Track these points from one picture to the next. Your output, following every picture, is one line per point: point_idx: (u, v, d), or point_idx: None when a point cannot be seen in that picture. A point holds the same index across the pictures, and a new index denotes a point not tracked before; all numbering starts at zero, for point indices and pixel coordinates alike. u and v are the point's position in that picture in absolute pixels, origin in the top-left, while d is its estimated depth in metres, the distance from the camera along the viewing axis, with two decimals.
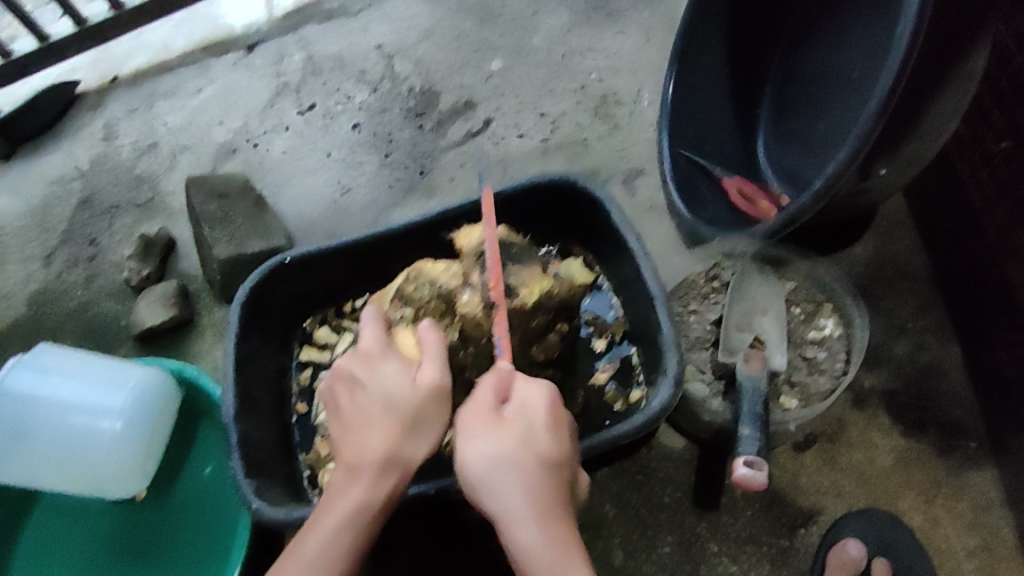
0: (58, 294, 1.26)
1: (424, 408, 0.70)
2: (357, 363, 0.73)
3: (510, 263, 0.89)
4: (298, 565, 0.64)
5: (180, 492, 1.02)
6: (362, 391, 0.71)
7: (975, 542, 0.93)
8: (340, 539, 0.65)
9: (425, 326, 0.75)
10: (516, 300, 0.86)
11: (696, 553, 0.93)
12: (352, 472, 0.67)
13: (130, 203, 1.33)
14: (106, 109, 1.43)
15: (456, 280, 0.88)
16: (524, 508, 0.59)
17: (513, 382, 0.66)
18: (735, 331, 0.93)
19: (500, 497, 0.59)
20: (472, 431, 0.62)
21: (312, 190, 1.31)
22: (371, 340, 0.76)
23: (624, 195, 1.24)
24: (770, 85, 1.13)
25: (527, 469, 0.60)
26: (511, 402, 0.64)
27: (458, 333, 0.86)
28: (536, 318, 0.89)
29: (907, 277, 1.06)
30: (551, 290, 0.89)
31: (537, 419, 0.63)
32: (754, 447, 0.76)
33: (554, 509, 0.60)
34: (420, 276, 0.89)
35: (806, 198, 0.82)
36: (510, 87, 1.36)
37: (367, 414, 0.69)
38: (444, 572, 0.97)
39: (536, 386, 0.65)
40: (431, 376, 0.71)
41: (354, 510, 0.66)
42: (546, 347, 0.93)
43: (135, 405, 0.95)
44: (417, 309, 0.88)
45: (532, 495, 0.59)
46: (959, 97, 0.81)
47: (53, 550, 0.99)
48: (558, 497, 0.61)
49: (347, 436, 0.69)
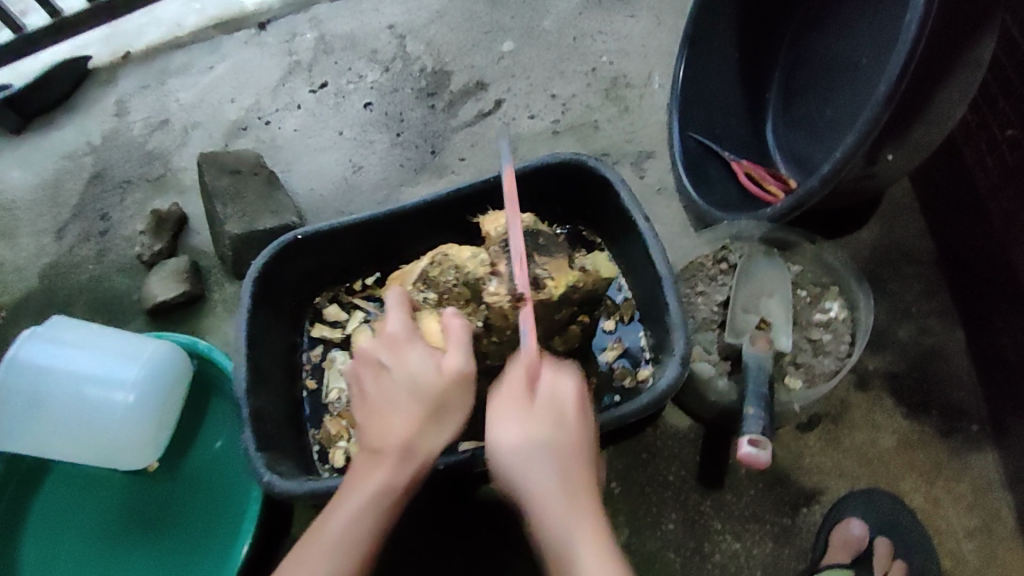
0: (71, 267, 1.28)
1: (450, 395, 0.70)
2: (383, 349, 0.74)
3: (537, 254, 0.89)
4: (322, 545, 0.65)
5: (191, 465, 1.03)
6: (389, 377, 0.71)
7: (974, 523, 0.94)
8: (364, 519, 0.66)
9: (451, 314, 0.74)
10: (543, 293, 0.86)
11: (699, 530, 0.95)
12: (374, 457, 0.69)
13: (142, 178, 1.34)
14: (118, 85, 1.43)
15: (482, 269, 0.89)
16: (558, 497, 0.58)
17: (543, 373, 0.64)
18: (741, 313, 0.94)
19: (534, 487, 0.59)
20: (505, 415, 0.61)
21: (323, 168, 1.32)
22: (396, 324, 0.76)
23: (633, 177, 1.24)
24: (780, 69, 1.14)
25: (559, 460, 0.60)
26: (542, 392, 0.63)
27: (483, 321, 0.87)
28: (562, 310, 0.89)
29: (913, 262, 1.07)
30: (578, 283, 0.88)
31: (569, 409, 0.62)
32: (758, 427, 0.78)
33: (585, 499, 0.60)
34: (446, 261, 0.91)
35: (815, 181, 0.83)
36: (520, 68, 1.36)
37: (391, 400, 0.70)
38: (452, 543, 0.99)
39: (567, 379, 0.64)
40: (455, 362, 0.70)
41: (376, 492, 0.67)
42: (568, 338, 0.94)
43: (148, 377, 0.96)
44: (441, 294, 0.90)
45: (565, 489, 0.59)
46: (968, 83, 0.82)
47: (68, 518, 1.01)
48: (588, 488, 0.60)
49: (371, 424, 0.70)
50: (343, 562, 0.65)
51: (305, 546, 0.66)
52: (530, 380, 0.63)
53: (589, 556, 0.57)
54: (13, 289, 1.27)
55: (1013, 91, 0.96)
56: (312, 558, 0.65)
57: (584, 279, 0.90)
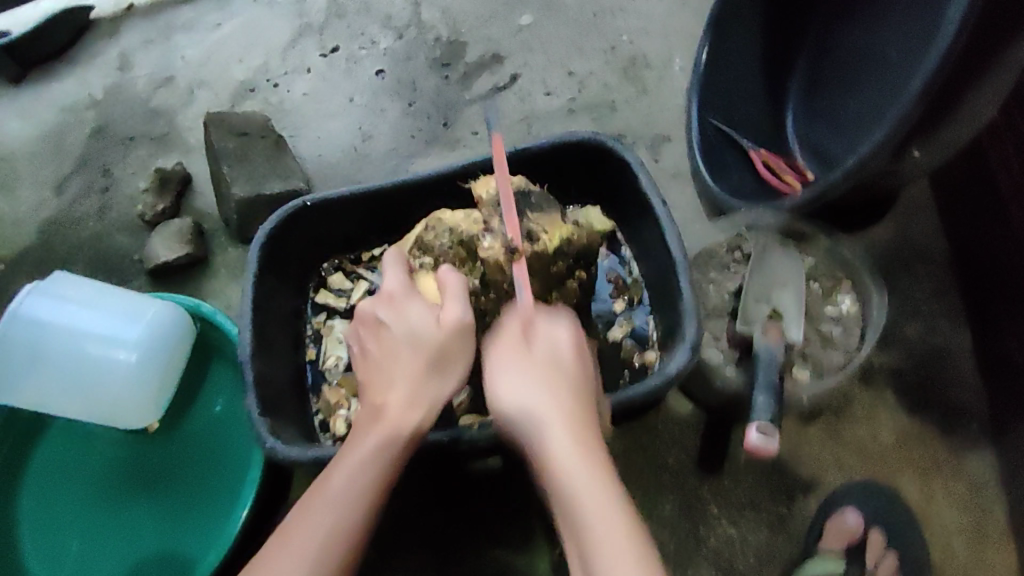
0: (71, 222, 1.26)
1: (451, 345, 0.70)
2: (382, 305, 0.74)
3: (529, 210, 0.86)
4: (328, 498, 0.66)
5: (191, 428, 1.03)
6: (388, 334, 0.72)
7: (968, 521, 0.95)
8: (370, 470, 0.67)
9: (446, 269, 0.75)
10: (538, 245, 0.83)
11: (697, 515, 0.96)
12: (377, 410, 0.70)
13: (145, 136, 1.32)
14: (122, 38, 1.40)
15: (475, 228, 0.86)
16: (550, 413, 0.62)
17: (538, 323, 0.69)
18: (754, 303, 0.92)
19: (527, 406, 0.63)
20: (502, 359, 0.67)
21: (332, 134, 1.30)
22: (394, 282, 0.76)
23: (648, 159, 1.24)
24: (805, 60, 1.12)
25: (550, 382, 0.63)
26: (537, 333, 0.68)
27: (479, 279, 0.84)
28: (558, 264, 0.87)
29: (924, 260, 1.07)
30: (572, 237, 0.86)
31: (563, 346, 0.67)
32: (767, 413, 0.78)
33: (577, 419, 0.62)
34: (440, 225, 0.87)
35: (838, 175, 0.85)
36: (538, 43, 1.34)
37: (393, 358, 0.71)
38: (445, 518, 1.00)
39: (562, 323, 0.69)
40: (454, 313, 0.71)
41: (380, 446, 0.68)
42: (565, 295, 0.90)
43: (152, 339, 0.96)
44: (437, 258, 0.87)
45: (560, 408, 0.62)
46: (1002, 85, 0.80)
47: (65, 478, 1.01)
48: (582, 411, 0.63)
49: (373, 379, 0.72)
50: (352, 512, 0.65)
51: (309, 504, 0.66)
52: (525, 328, 0.68)
53: (580, 466, 0.59)
54: (11, 242, 1.26)
55: None
56: (319, 512, 0.65)
57: (577, 232, 0.88)
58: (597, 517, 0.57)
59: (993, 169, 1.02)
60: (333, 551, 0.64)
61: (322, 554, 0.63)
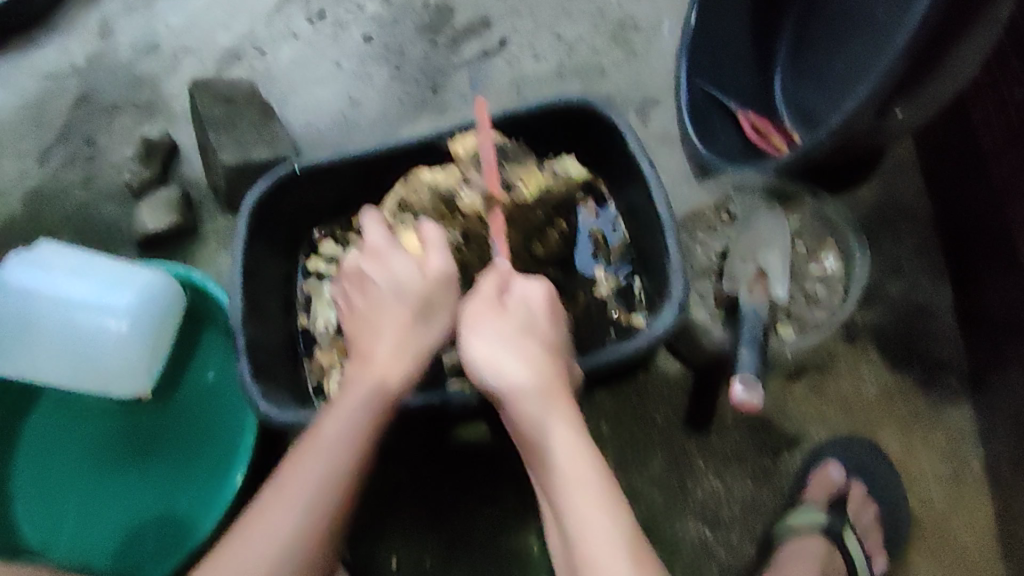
0: (57, 192, 1.25)
1: (436, 294, 0.73)
2: (366, 259, 0.75)
3: (505, 161, 0.89)
4: (320, 447, 0.68)
5: (184, 395, 1.04)
6: (376, 287, 0.73)
7: (946, 472, 0.98)
8: (359, 420, 0.69)
9: (428, 223, 0.77)
10: (517, 196, 0.87)
11: (683, 470, 0.98)
12: (364, 360, 0.72)
13: (129, 104, 1.31)
14: (102, 4, 1.38)
15: (454, 181, 0.88)
16: (527, 379, 0.65)
17: (512, 282, 0.71)
18: (739, 261, 0.96)
19: (505, 371, 0.66)
20: (477, 322, 0.68)
21: (320, 100, 1.30)
22: (378, 236, 0.76)
23: (638, 123, 1.24)
24: (791, 20, 1.13)
25: (526, 350, 0.66)
26: (511, 296, 0.70)
27: (461, 232, 0.88)
28: (536, 212, 0.90)
29: (908, 219, 1.09)
30: (547, 186, 0.90)
31: (536, 310, 0.69)
32: (752, 366, 0.81)
33: (553, 382, 0.66)
34: (418, 181, 0.88)
35: (823, 135, 0.87)
36: (525, 6, 1.33)
37: (380, 309, 0.72)
38: (435, 477, 1.02)
39: (535, 284, 0.71)
40: (437, 264, 0.73)
41: (370, 396, 0.69)
42: (547, 245, 0.95)
43: (142, 307, 0.96)
44: (417, 214, 0.89)
45: (536, 375, 0.66)
46: (987, 38, 0.78)
47: (61, 446, 1.02)
48: (557, 372, 0.67)
49: (361, 331, 0.73)
50: (342, 461, 0.67)
51: (300, 454, 0.68)
52: (499, 289, 0.71)
53: (558, 431, 0.64)
54: None
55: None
56: (310, 462, 0.67)
57: (552, 181, 0.92)
58: (569, 471, 0.62)
59: (976, 126, 1.01)
60: (327, 496, 0.67)
61: (314, 500, 0.66)
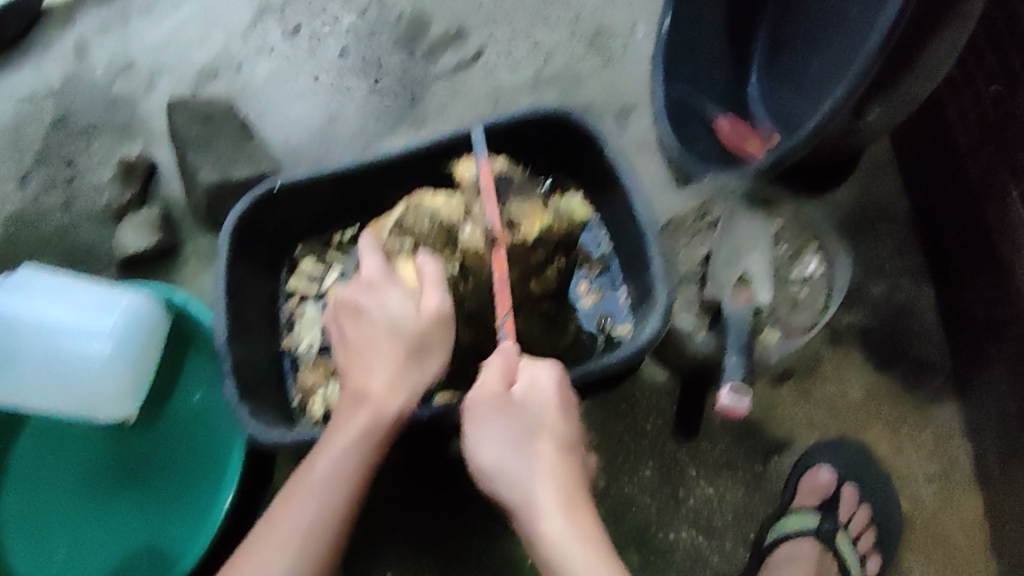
0: (36, 216, 1.24)
1: (432, 333, 0.73)
2: (360, 292, 0.75)
3: (510, 199, 0.93)
4: (311, 484, 0.67)
5: (171, 417, 1.03)
6: (369, 320, 0.73)
7: (934, 468, 0.99)
8: (351, 454, 0.68)
9: (426, 259, 0.78)
10: (517, 235, 0.89)
11: (675, 478, 0.98)
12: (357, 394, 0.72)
13: (107, 124, 1.30)
14: (77, 24, 1.37)
15: (457, 215, 0.90)
16: (534, 481, 0.64)
17: (521, 369, 0.70)
18: (722, 267, 0.95)
19: (512, 473, 0.65)
20: (484, 419, 0.67)
21: (299, 116, 1.29)
22: (373, 268, 0.77)
23: (616, 129, 1.24)
24: (766, 25, 1.14)
25: (532, 451, 0.66)
26: (519, 385, 0.69)
27: (459, 267, 0.87)
28: (535, 254, 0.92)
29: (888, 220, 1.10)
30: (551, 226, 0.92)
31: (544, 402, 0.68)
32: (739, 373, 0.80)
33: (564, 482, 0.65)
34: (421, 209, 0.91)
35: (798, 138, 0.85)
36: (502, 15, 1.33)
37: (372, 343, 0.72)
38: (424, 497, 1.01)
39: (544, 371, 0.69)
40: (436, 304, 0.74)
41: (362, 429, 0.69)
42: (544, 281, 0.94)
43: (122, 329, 0.95)
44: (417, 242, 0.90)
45: (544, 478, 0.65)
46: (958, 37, 0.80)
47: (48, 475, 1.01)
48: (568, 470, 0.66)
49: (352, 365, 0.73)
50: (337, 497, 0.67)
51: (290, 491, 0.68)
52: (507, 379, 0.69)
53: (570, 534, 0.63)
54: None
55: (1003, 46, 0.94)
56: (304, 498, 0.67)
57: (556, 221, 0.93)
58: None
59: (951, 123, 1.02)
60: (313, 543, 0.65)
61: (303, 539, 0.65)
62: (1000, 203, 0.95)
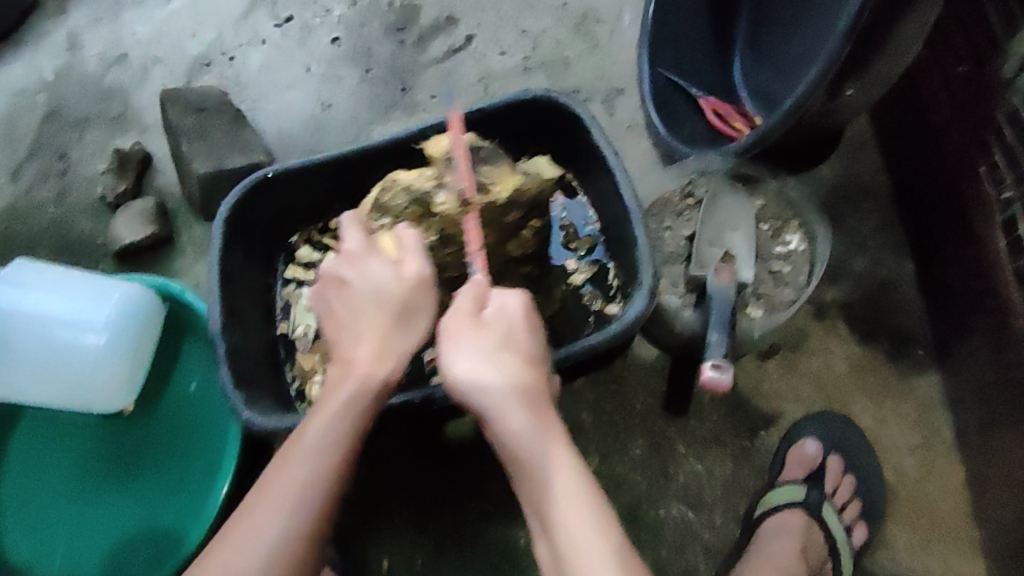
0: (31, 209, 1.26)
1: (414, 298, 0.73)
2: (343, 265, 0.76)
3: (479, 164, 0.89)
4: (305, 449, 0.69)
5: (168, 405, 1.05)
6: (353, 291, 0.74)
7: (916, 440, 1.01)
8: (342, 420, 0.70)
9: (404, 227, 0.78)
10: (491, 197, 0.87)
11: (664, 454, 1.00)
12: (346, 363, 0.73)
13: (100, 116, 1.31)
14: (69, 18, 1.38)
15: (430, 184, 0.88)
16: (510, 398, 0.63)
17: (489, 295, 0.67)
18: (707, 246, 0.97)
19: (490, 391, 0.63)
20: (458, 339, 0.64)
21: (291, 106, 1.30)
22: (354, 242, 0.78)
23: (604, 113, 1.25)
24: (748, 4, 1.14)
25: (509, 368, 0.63)
26: (489, 308, 0.66)
27: (438, 233, 0.88)
28: (511, 215, 0.90)
29: (871, 197, 1.12)
30: (523, 186, 0.90)
31: (516, 324, 0.66)
32: (721, 350, 0.82)
33: (539, 401, 0.64)
34: (395, 185, 0.89)
35: (777, 117, 0.88)
36: (490, 2, 1.34)
37: (359, 311, 0.73)
38: (417, 472, 1.04)
39: (513, 295, 0.67)
40: (415, 268, 0.74)
41: (351, 396, 0.71)
42: (522, 243, 0.93)
43: (119, 321, 0.97)
44: (395, 217, 0.89)
45: (521, 396, 0.63)
46: (926, 19, 0.82)
47: (48, 463, 1.03)
48: (540, 390, 0.65)
49: (341, 335, 0.74)
50: (328, 460, 0.69)
51: (285, 454, 0.70)
52: (477, 300, 0.67)
53: (547, 448, 0.62)
54: None
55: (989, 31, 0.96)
56: (296, 463, 0.69)
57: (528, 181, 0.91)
58: (563, 498, 0.60)
59: (926, 103, 1.05)
60: (306, 509, 0.67)
61: (299, 505, 0.67)
62: (974, 178, 0.98)
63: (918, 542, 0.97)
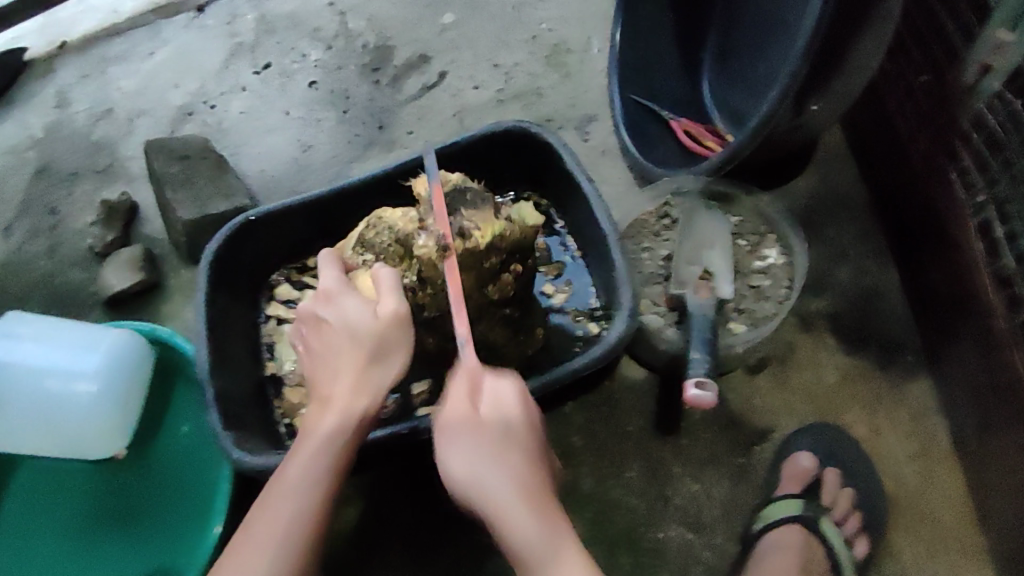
0: (21, 263, 1.26)
1: (390, 335, 0.74)
2: (319, 303, 0.78)
3: (461, 207, 0.81)
4: (285, 488, 0.68)
5: (160, 449, 1.05)
6: (327, 328, 0.76)
7: (913, 448, 1.00)
8: (324, 458, 0.70)
9: (379, 266, 0.79)
10: (468, 243, 0.79)
11: (660, 476, 0.99)
12: (324, 404, 0.74)
13: (89, 169, 1.33)
14: (57, 76, 1.41)
15: (412, 226, 0.85)
16: (513, 497, 0.61)
17: (484, 384, 0.68)
18: (684, 265, 0.97)
19: (490, 488, 0.62)
20: (454, 437, 0.64)
21: (273, 149, 1.31)
22: (331, 280, 0.81)
23: (579, 140, 1.27)
24: (714, 28, 1.17)
25: (508, 467, 0.63)
26: (485, 403, 0.67)
27: (415, 276, 0.84)
28: (491, 260, 0.81)
29: (847, 208, 1.14)
30: (504, 233, 0.80)
31: (511, 415, 0.66)
32: (704, 367, 0.82)
33: (539, 493, 0.63)
34: (381, 223, 0.90)
35: (744, 135, 0.89)
36: (465, 40, 1.37)
37: (335, 349, 0.74)
38: (409, 520, 1.02)
39: (506, 386, 0.68)
40: (389, 305, 0.75)
41: (331, 435, 0.71)
42: (502, 288, 0.85)
43: (109, 366, 0.97)
44: (377, 254, 0.90)
45: (523, 491, 0.62)
46: (882, 34, 0.84)
47: (44, 517, 1.01)
48: (540, 483, 0.64)
49: (318, 374, 0.75)
50: (307, 499, 0.68)
51: (267, 499, 0.68)
52: (473, 393, 0.67)
53: (554, 548, 0.60)
54: None
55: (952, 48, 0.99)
56: (279, 503, 0.68)
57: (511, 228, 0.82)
58: None
59: (891, 113, 1.09)
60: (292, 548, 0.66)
61: (283, 540, 0.66)
62: (943, 184, 1.01)
63: (925, 553, 0.95)
